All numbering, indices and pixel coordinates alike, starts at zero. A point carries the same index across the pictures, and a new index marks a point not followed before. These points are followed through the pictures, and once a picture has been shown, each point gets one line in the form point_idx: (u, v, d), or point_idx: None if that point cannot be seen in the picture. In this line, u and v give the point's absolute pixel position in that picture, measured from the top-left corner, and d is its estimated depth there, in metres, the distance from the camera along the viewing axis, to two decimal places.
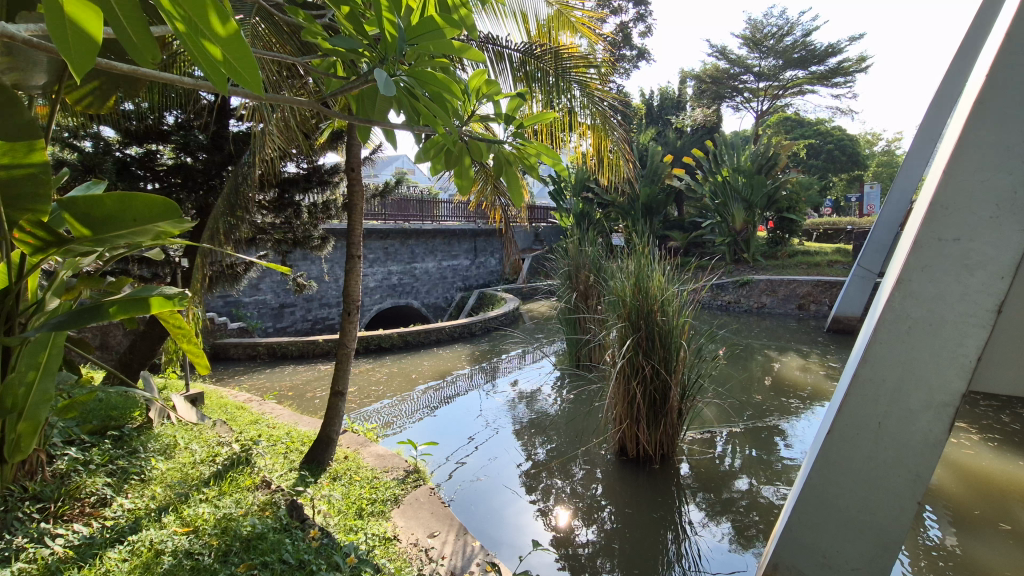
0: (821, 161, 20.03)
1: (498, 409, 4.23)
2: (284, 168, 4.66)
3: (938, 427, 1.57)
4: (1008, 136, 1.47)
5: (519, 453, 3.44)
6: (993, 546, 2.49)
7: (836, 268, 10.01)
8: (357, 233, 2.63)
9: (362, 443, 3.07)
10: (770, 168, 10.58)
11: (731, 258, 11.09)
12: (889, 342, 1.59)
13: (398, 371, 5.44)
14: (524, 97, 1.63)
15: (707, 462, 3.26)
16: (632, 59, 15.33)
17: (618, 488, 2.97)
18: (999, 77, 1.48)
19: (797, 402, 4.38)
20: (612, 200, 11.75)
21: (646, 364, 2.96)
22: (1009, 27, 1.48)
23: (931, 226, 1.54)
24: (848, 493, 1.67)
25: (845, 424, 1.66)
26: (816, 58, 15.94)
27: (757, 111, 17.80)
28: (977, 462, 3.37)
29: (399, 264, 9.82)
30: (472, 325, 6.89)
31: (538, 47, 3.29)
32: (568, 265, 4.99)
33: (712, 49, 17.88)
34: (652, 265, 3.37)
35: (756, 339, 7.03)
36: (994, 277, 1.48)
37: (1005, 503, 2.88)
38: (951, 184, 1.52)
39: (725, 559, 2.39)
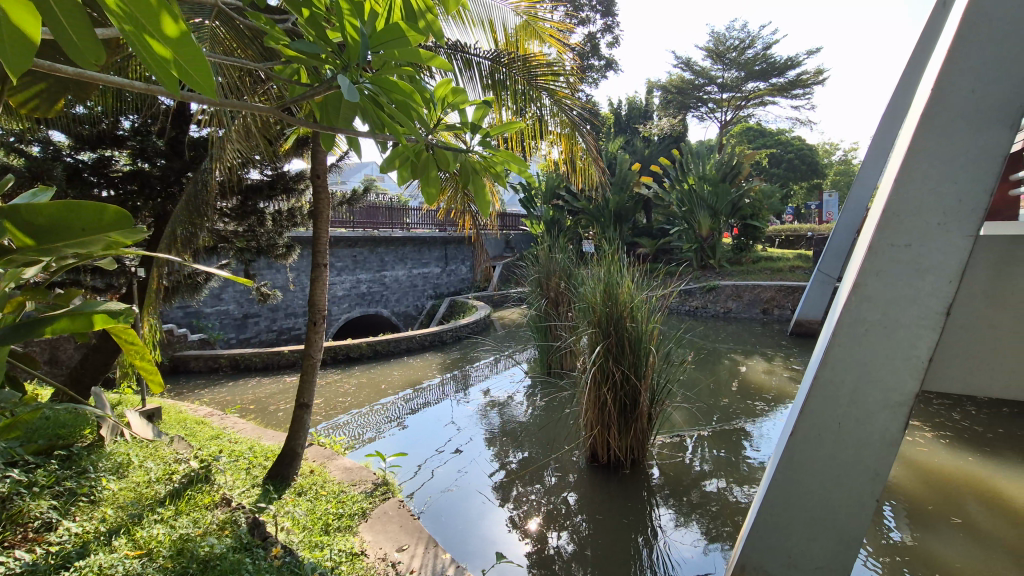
0: (782, 170, 20.72)
1: (469, 417, 4.20)
2: (247, 175, 4.55)
3: (895, 425, 1.66)
4: (952, 148, 1.60)
5: (490, 462, 3.41)
6: (947, 539, 2.58)
7: (798, 273, 10.35)
8: (324, 242, 2.58)
9: (329, 456, 3.00)
10: (733, 176, 10.89)
11: (698, 265, 11.34)
12: (849, 344, 1.68)
13: (367, 381, 5.34)
14: (492, 107, 1.64)
15: (676, 466, 3.30)
16: (601, 69, 15.59)
17: (590, 495, 2.96)
18: (942, 94, 1.60)
19: (762, 405, 4.50)
20: (582, 207, 11.88)
21: (617, 369, 2.98)
22: (950, 49, 1.60)
23: (885, 234, 1.65)
24: (812, 493, 1.73)
25: (808, 424, 1.73)
26: (776, 70, 16.51)
27: (721, 121, 18.30)
28: (931, 459, 3.51)
29: (368, 272, 9.70)
30: (442, 333, 6.85)
31: (507, 56, 3.33)
32: (539, 272, 5.01)
33: (677, 60, 18.32)
34: (622, 272, 3.42)
35: (722, 343, 7.19)
36: (943, 281, 1.60)
37: (957, 497, 3.01)
38: (901, 194, 1.63)
39: (696, 561, 2.42)
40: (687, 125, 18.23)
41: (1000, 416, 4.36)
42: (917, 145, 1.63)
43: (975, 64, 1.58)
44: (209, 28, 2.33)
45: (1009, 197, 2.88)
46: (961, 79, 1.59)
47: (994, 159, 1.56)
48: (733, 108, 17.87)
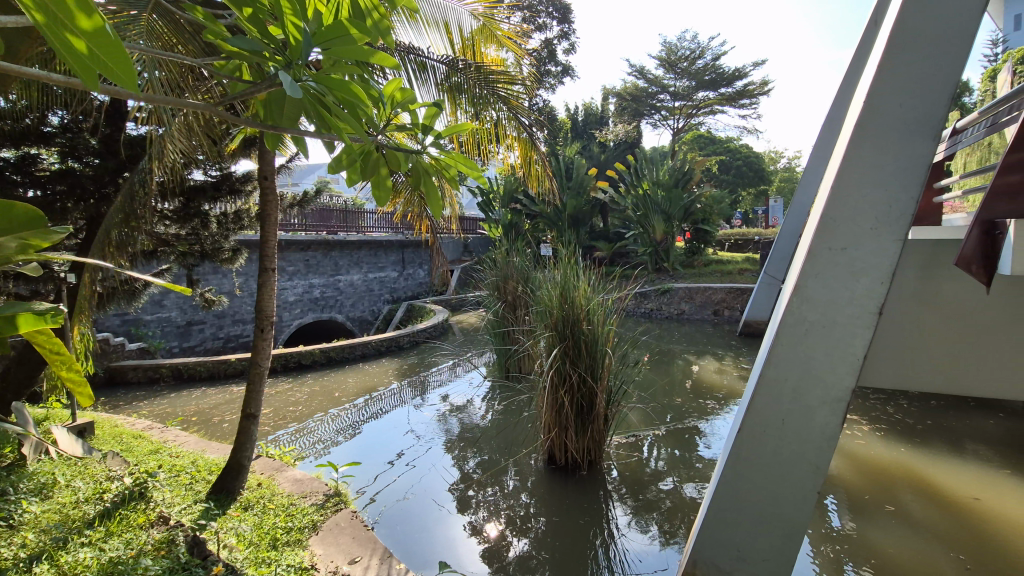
0: (731, 177, 21.49)
1: (427, 423, 4.14)
2: (190, 176, 4.36)
3: (834, 420, 1.74)
4: (881, 158, 1.70)
5: (449, 468, 3.36)
6: (882, 526, 2.73)
7: (747, 275, 10.75)
8: (272, 245, 2.48)
9: (278, 468, 2.89)
10: (686, 182, 11.22)
11: (653, 267, 11.60)
12: (791, 343, 1.76)
13: (320, 389, 5.19)
14: (440, 107, 1.60)
15: (633, 466, 3.35)
16: (557, 74, 15.78)
17: (548, 498, 2.97)
18: (873, 107, 1.71)
19: (713, 403, 4.64)
20: (539, 211, 11.96)
21: (574, 372, 3.00)
22: (880, 66, 1.71)
23: (823, 238, 1.73)
24: (758, 488, 1.80)
25: (753, 422, 1.80)
26: (724, 80, 17.17)
27: (674, 128, 18.86)
28: (868, 451, 3.71)
29: (321, 276, 9.46)
30: (399, 339, 6.73)
31: (462, 58, 3.30)
32: (497, 276, 5.01)
33: (631, 68, 18.78)
34: (578, 275, 3.44)
35: (676, 344, 7.38)
36: (876, 282, 1.69)
37: (891, 486, 3.19)
38: (836, 199, 1.73)
39: (651, 559, 2.46)
40: (641, 131, 18.68)
41: (929, 409, 4.65)
42: (851, 154, 1.73)
43: (900, 80, 1.69)
44: (144, 20, 2.21)
45: (933, 205, 3.09)
46: (889, 94, 1.70)
47: (919, 168, 1.67)
48: (685, 116, 18.43)
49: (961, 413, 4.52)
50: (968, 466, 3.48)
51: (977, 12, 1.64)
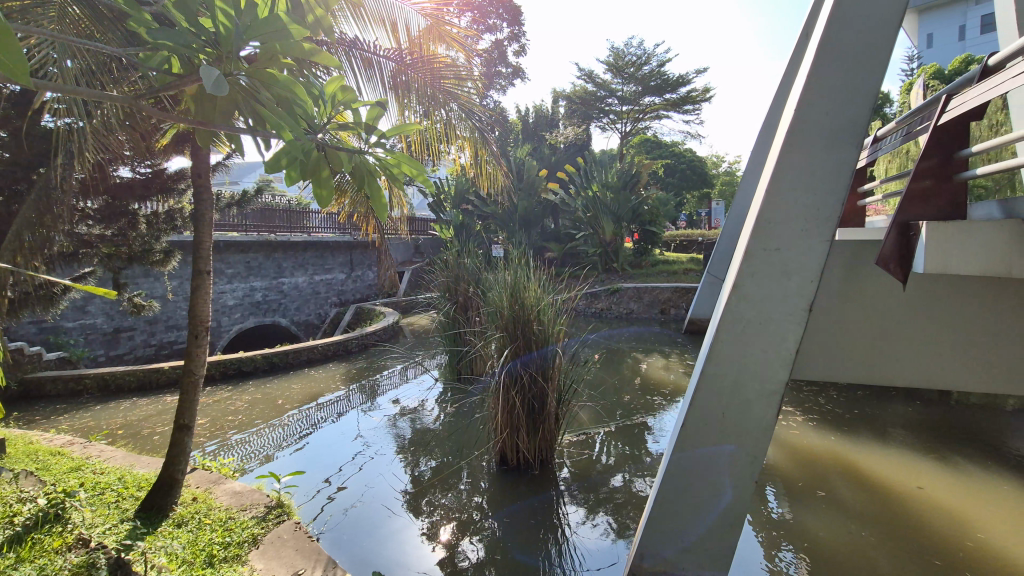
0: (676, 180, 22.27)
1: (377, 428, 4.06)
2: (116, 173, 4.10)
3: (769, 413, 1.83)
4: (809, 163, 1.80)
5: (400, 473, 3.30)
6: (815, 512, 2.88)
7: (691, 275, 11.16)
8: (206, 246, 2.35)
9: (216, 480, 2.75)
10: (633, 184, 11.52)
11: (602, 268, 11.84)
12: (729, 340, 1.84)
13: (262, 396, 4.99)
14: (383, 106, 1.56)
15: (584, 464, 3.40)
16: (508, 76, 15.83)
17: (500, 499, 2.97)
18: (804, 115, 1.80)
19: (660, 399, 4.78)
20: (490, 211, 11.96)
21: (525, 372, 3.02)
22: (809, 77, 1.81)
23: (758, 239, 1.82)
24: (699, 481, 1.87)
25: (695, 417, 1.87)
26: (669, 86, 17.73)
27: (622, 132, 19.30)
28: (803, 440, 3.91)
29: (263, 279, 9.10)
30: (347, 342, 6.56)
31: (409, 55, 3.24)
32: (447, 277, 4.97)
33: (580, 72, 19.10)
34: (529, 276, 3.46)
35: (625, 342, 7.55)
36: (806, 281, 1.79)
37: (823, 473, 3.37)
38: (771, 202, 1.82)
39: (601, 554, 2.50)
40: (590, 134, 19.03)
41: (855, 398, 4.97)
42: (784, 159, 1.82)
43: (828, 90, 1.79)
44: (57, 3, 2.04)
45: (858, 208, 3.30)
46: (817, 102, 1.80)
47: (845, 172, 1.78)
48: (632, 120, 18.91)
49: (883, 402, 4.87)
50: (891, 451, 3.73)
51: (893, 28, 1.76)
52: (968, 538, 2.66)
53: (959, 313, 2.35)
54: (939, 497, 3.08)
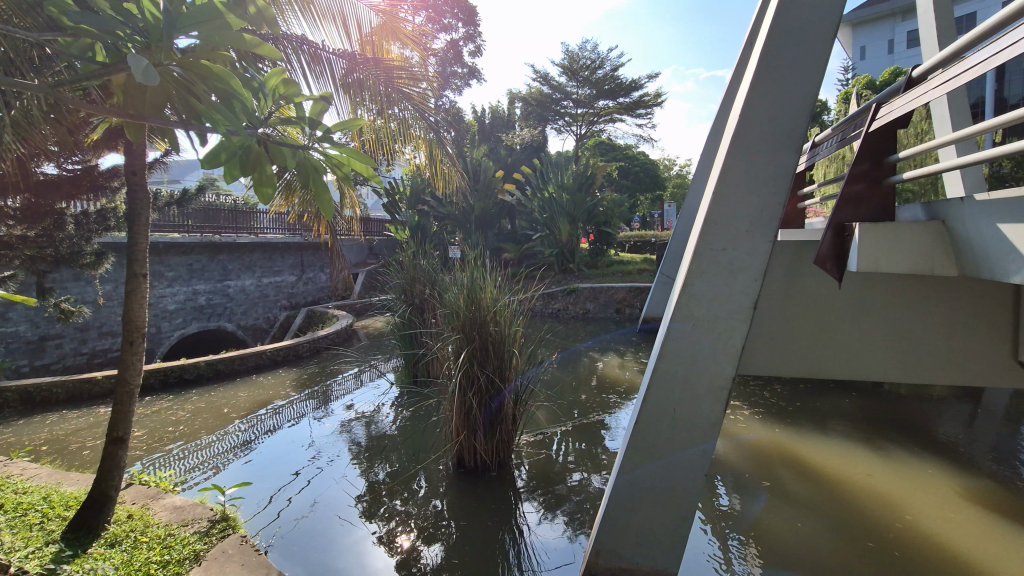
0: (630, 182, 22.78)
1: (330, 435, 3.94)
2: (40, 169, 3.86)
3: (718, 408, 1.88)
4: (753, 167, 1.87)
5: (355, 479, 3.22)
6: (762, 502, 2.99)
7: (645, 275, 11.42)
8: (141, 248, 2.21)
9: (154, 495, 2.60)
10: (589, 186, 11.69)
11: (559, 269, 11.97)
12: (679, 338, 1.88)
13: (207, 405, 4.77)
14: (328, 101, 1.51)
15: (541, 463, 3.42)
16: (463, 76, 15.75)
17: (458, 502, 2.94)
18: (747, 120, 1.88)
19: (615, 397, 4.87)
20: (447, 212, 11.87)
21: (481, 373, 3.00)
22: (753, 83, 1.88)
23: (707, 240, 1.87)
24: (651, 476, 1.91)
25: (648, 414, 1.91)
26: (622, 90, 18.12)
27: (577, 134, 19.57)
28: (749, 433, 4.07)
29: (207, 282, 8.71)
30: (299, 347, 6.36)
31: (359, 53, 3.16)
32: (402, 279, 4.90)
33: (536, 74, 19.25)
34: (485, 277, 3.43)
35: (581, 342, 7.66)
36: (750, 280, 1.85)
37: (768, 464, 3.51)
38: (717, 204, 1.88)
39: (558, 552, 2.52)
40: (546, 136, 19.18)
41: (798, 391, 5.22)
42: (729, 163, 1.88)
43: (769, 97, 1.87)
44: None
45: (798, 210, 3.46)
46: (759, 107, 1.87)
47: (786, 175, 1.85)
48: (587, 123, 19.19)
49: (823, 394, 5.14)
50: (830, 441, 3.93)
51: (828, 38, 1.85)
52: (899, 520, 2.84)
53: (891, 308, 2.50)
54: (873, 483, 3.27)
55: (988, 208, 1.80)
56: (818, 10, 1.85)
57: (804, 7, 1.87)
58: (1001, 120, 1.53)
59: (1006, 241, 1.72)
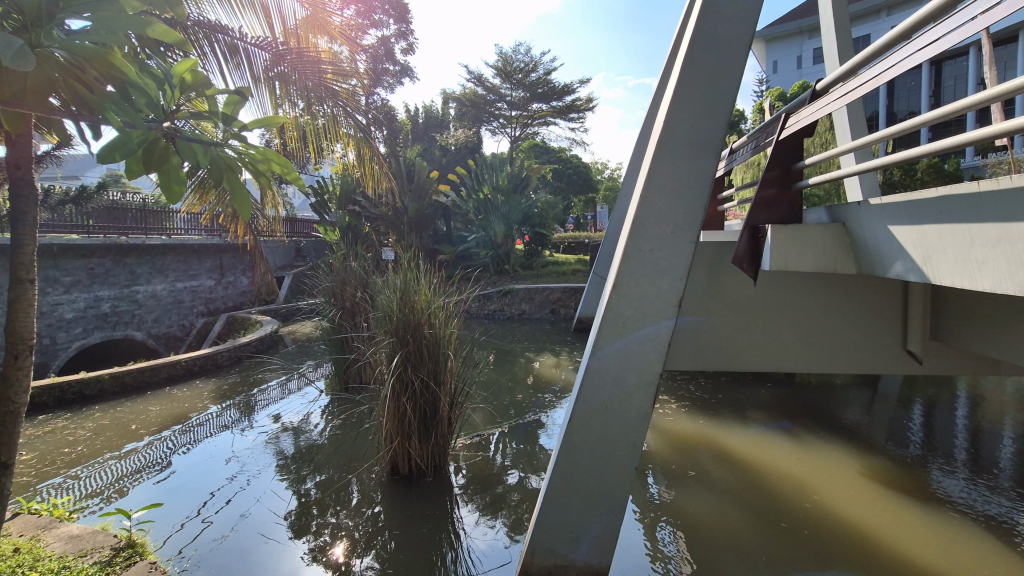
0: (564, 184, 23.32)
1: (254, 447, 3.73)
2: None
3: (646, 403, 1.94)
4: (677, 171, 1.95)
5: (282, 494, 3.06)
6: (689, 491, 3.12)
7: (579, 275, 11.67)
8: (27, 252, 1.98)
9: (46, 525, 2.34)
10: (523, 188, 11.79)
11: (494, 270, 11.98)
12: (610, 336, 1.93)
13: (111, 422, 4.37)
14: (241, 97, 1.42)
15: (479, 465, 3.40)
16: (395, 74, 15.42)
17: (392, 510, 2.87)
18: (671, 126, 1.96)
19: (550, 397, 4.94)
20: (379, 213, 11.57)
21: (416, 377, 2.93)
22: (676, 91, 1.97)
23: (635, 241, 1.94)
24: (584, 472, 1.95)
25: (580, 413, 1.94)
26: (555, 93, 18.46)
27: (512, 136, 19.70)
28: (676, 425, 4.25)
29: (111, 288, 8.00)
30: (218, 356, 5.97)
31: (282, 45, 3.00)
32: (331, 282, 4.72)
33: (469, 75, 19.20)
34: (418, 279, 3.37)
35: (517, 343, 7.71)
36: (675, 279, 1.93)
37: (694, 454, 3.69)
38: (644, 206, 1.95)
39: (495, 554, 2.51)
40: (481, 137, 19.17)
41: (721, 384, 5.51)
42: (655, 167, 1.96)
43: (690, 105, 1.96)
44: None
45: (718, 213, 3.66)
46: (680, 114, 1.96)
47: (706, 179, 1.95)
48: (521, 125, 19.36)
49: (743, 385, 5.47)
50: (747, 429, 4.19)
51: (743, 50, 1.97)
52: (809, 500, 3.06)
53: (800, 304, 2.69)
54: (787, 467, 3.51)
55: (881, 211, 1.97)
56: (733, 23, 1.96)
57: (722, 20, 1.97)
58: (892, 131, 1.67)
59: (897, 242, 1.89)
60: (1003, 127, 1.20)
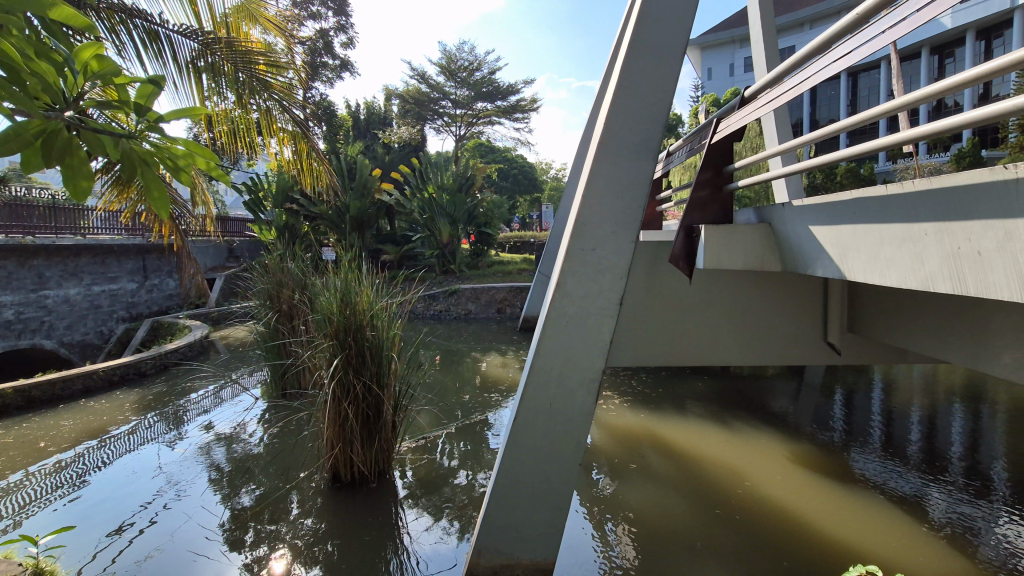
0: (509, 184, 23.55)
1: (183, 460, 3.51)
2: None
3: (590, 399, 1.98)
4: (617, 172, 2.00)
5: (215, 507, 2.89)
6: (633, 483, 3.21)
7: (525, 274, 11.77)
8: None
9: None
10: (468, 187, 11.76)
11: (440, 270, 11.82)
12: (553, 335, 1.95)
13: (17, 440, 3.98)
14: (160, 84, 1.27)
15: (425, 467, 3.36)
16: (335, 68, 14.88)
17: (335, 519, 2.78)
18: (611, 127, 2.01)
19: (496, 396, 4.95)
20: (319, 212, 11.19)
21: (358, 382, 2.84)
22: (615, 94, 2.01)
23: (577, 239, 1.97)
24: (530, 469, 1.96)
25: (525, 411, 1.95)
26: (500, 93, 18.56)
27: (456, 135, 19.56)
28: (618, 420, 4.37)
29: (16, 292, 7.30)
30: (141, 364, 5.58)
31: (209, 34, 2.86)
32: (266, 284, 4.51)
33: (412, 72, 18.91)
34: (360, 280, 3.27)
35: (463, 343, 7.67)
36: (615, 277, 1.97)
37: (636, 447, 3.80)
38: (584, 207, 1.98)
39: (441, 558, 2.48)
40: (425, 135, 18.89)
41: (661, 379, 5.70)
42: (596, 168, 2.00)
43: (629, 108, 2.01)
44: None
45: (656, 213, 3.78)
46: (619, 117, 2.01)
47: (644, 180, 2.00)
48: (466, 124, 19.26)
49: (681, 379, 5.69)
50: (686, 421, 4.36)
51: (678, 56, 2.03)
52: (742, 486, 3.22)
53: (731, 301, 2.83)
54: (722, 455, 3.68)
55: (802, 212, 2.10)
56: (668, 29, 2.02)
57: (659, 26, 2.02)
58: (815, 136, 1.76)
59: (817, 241, 2.02)
60: (910, 134, 1.30)
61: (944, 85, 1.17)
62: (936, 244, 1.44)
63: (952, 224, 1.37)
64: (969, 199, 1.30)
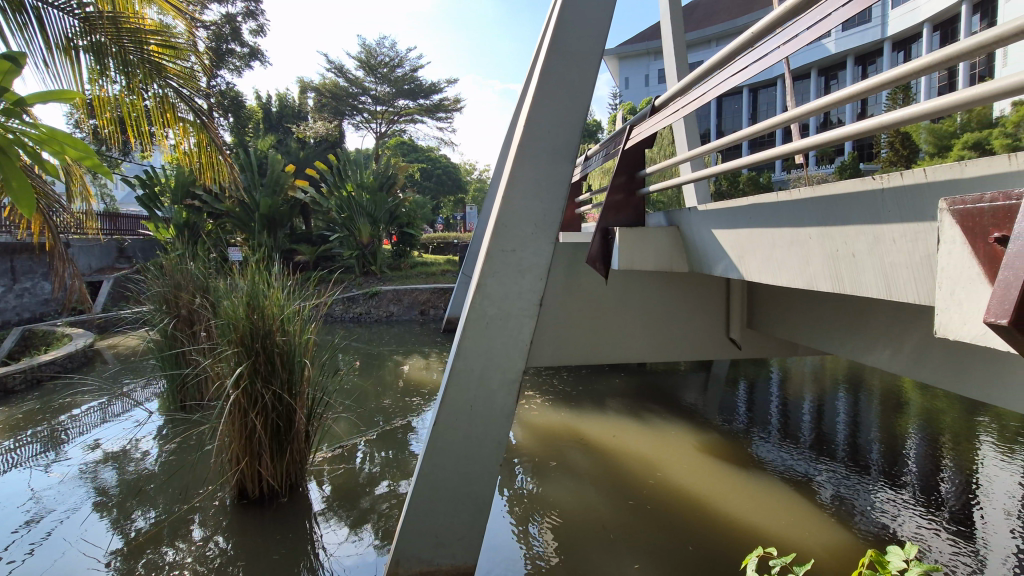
0: (432, 184, 23.34)
1: (62, 484, 3.14)
2: None
3: (510, 400, 1.98)
4: (537, 173, 2.02)
5: (103, 534, 2.61)
6: (554, 480, 3.27)
7: (448, 275, 11.71)
8: None
9: None
10: (389, 186, 11.54)
11: (359, 271, 11.39)
12: (473, 336, 1.94)
13: None
14: (18, 60, 1.09)
15: (342, 478, 3.22)
16: (243, 57, 13.94)
17: (241, 539, 2.60)
18: (531, 130, 2.03)
19: (417, 400, 4.86)
20: (226, 210, 10.47)
21: (266, 391, 2.66)
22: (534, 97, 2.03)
23: (498, 240, 1.97)
24: (451, 472, 1.93)
25: (445, 414, 1.92)
26: (422, 92, 18.36)
27: (377, 133, 19.05)
28: (540, 418, 4.43)
29: None
30: (9, 379, 4.92)
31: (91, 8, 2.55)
32: (163, 287, 4.14)
33: (329, 65, 18.21)
34: (269, 281, 3.08)
35: (385, 346, 7.47)
36: (535, 278, 1.98)
37: (556, 444, 3.87)
38: (504, 209, 1.99)
39: (359, 571, 2.39)
40: (343, 131, 18.19)
41: (581, 377, 5.86)
42: (516, 170, 2.01)
43: (547, 113, 2.05)
44: None
45: (574, 215, 3.87)
46: (539, 121, 2.04)
47: (563, 183, 2.03)
48: (387, 121, 18.83)
49: (600, 376, 5.88)
50: (604, 417, 4.51)
51: (594, 63, 2.09)
52: (656, 478, 3.37)
53: (644, 301, 2.95)
54: (638, 449, 3.83)
55: (706, 217, 2.23)
56: (585, 37, 2.07)
57: (577, 34, 2.07)
58: (719, 144, 1.88)
59: (720, 244, 2.15)
60: (801, 143, 1.40)
61: (829, 100, 1.27)
62: (819, 247, 1.57)
63: (833, 230, 1.50)
64: (848, 207, 1.43)
